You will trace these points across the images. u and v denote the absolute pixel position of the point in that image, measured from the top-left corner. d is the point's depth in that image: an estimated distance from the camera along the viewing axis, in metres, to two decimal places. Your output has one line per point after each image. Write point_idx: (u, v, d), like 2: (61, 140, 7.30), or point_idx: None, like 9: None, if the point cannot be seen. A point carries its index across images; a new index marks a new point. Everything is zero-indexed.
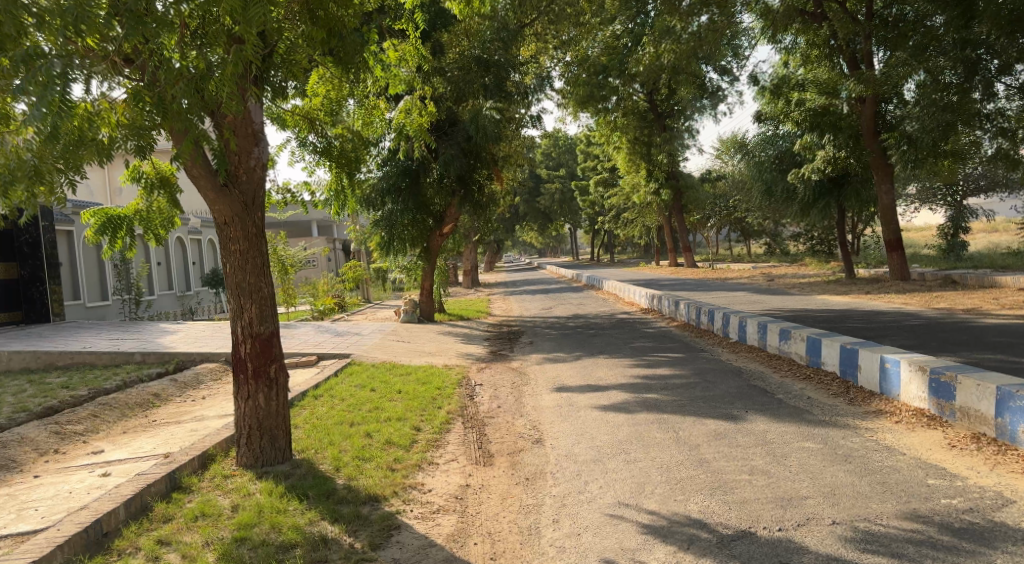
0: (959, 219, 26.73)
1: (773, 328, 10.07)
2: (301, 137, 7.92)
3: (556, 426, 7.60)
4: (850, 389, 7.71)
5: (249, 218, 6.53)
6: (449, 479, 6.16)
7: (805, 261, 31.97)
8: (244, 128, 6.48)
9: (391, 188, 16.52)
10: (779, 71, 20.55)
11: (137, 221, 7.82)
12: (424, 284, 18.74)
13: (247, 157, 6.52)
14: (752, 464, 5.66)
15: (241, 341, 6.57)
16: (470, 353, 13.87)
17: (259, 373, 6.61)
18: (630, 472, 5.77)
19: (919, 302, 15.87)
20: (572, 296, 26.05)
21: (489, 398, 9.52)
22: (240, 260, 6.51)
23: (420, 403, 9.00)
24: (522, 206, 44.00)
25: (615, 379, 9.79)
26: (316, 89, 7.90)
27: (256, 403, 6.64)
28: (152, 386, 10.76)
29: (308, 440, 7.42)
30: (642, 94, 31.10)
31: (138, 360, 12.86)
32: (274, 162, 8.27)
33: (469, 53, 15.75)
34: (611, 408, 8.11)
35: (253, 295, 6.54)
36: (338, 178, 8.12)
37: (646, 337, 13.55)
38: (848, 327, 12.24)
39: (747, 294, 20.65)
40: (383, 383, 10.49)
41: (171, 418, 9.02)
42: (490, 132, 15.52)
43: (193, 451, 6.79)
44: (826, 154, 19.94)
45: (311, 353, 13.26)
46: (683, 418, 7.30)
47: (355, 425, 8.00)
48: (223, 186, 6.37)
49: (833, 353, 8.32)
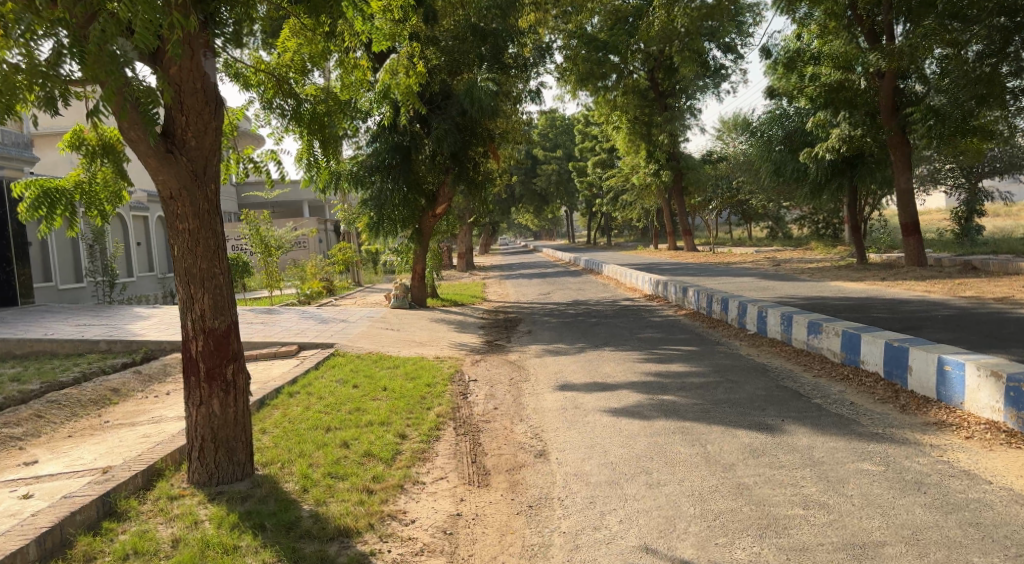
0: (973, 203, 25.71)
1: (801, 320, 9.07)
2: (267, 98, 6.87)
3: (561, 434, 6.59)
4: (899, 393, 6.71)
5: (200, 191, 5.47)
6: (436, 505, 5.15)
7: (811, 245, 30.89)
8: (192, 81, 5.37)
9: (380, 164, 15.40)
10: (791, 44, 19.55)
11: (77, 196, 6.63)
12: (414, 267, 17.54)
13: (197, 118, 5.42)
14: (804, 493, 4.68)
15: (191, 336, 5.53)
16: (463, 343, 12.86)
17: (213, 376, 5.60)
18: (657, 501, 4.78)
19: (942, 290, 14.90)
20: (569, 281, 25.00)
21: (485, 397, 8.52)
22: (188, 240, 5.46)
23: (406, 403, 8.00)
24: (518, 188, 41.76)
25: (624, 376, 8.79)
26: (288, 43, 6.97)
27: (210, 410, 5.63)
28: (113, 379, 9.70)
29: (276, 451, 6.38)
30: (643, 70, 29.88)
31: (103, 349, 11.82)
32: (234, 127, 7.07)
33: (465, 21, 14.76)
34: (623, 412, 7.10)
35: (206, 283, 5.52)
36: (311, 147, 6.99)
37: (654, 327, 12.55)
38: (874, 318, 11.26)
39: (755, 280, 19.62)
40: (367, 378, 9.46)
41: (125, 419, 7.95)
42: (486, 106, 14.31)
43: (136, 464, 5.77)
44: (841, 132, 18.70)
45: (291, 343, 12.20)
46: (710, 427, 6.29)
47: (331, 431, 6.97)
48: (167, 152, 5.31)
49: (876, 350, 7.33)
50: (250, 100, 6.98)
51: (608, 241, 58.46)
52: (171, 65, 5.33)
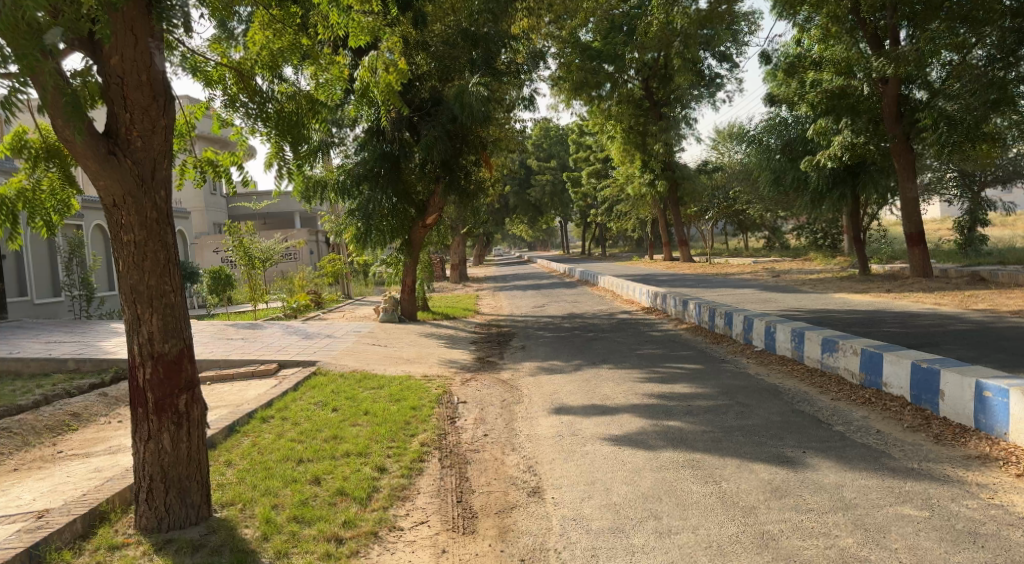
0: (977, 213, 25.14)
1: (814, 337, 8.44)
2: (232, 95, 6.16)
3: (557, 467, 5.94)
4: (931, 421, 6.10)
5: (148, 198, 4.81)
6: (413, 559, 4.56)
7: (810, 256, 30.27)
8: (136, 72, 4.71)
9: (367, 173, 14.66)
10: (792, 50, 19.23)
11: (18, 205, 5.82)
12: (404, 280, 16.90)
13: (143, 116, 4.76)
14: (840, 546, 4.13)
15: (137, 363, 4.88)
16: (454, 360, 12.21)
17: (162, 407, 4.94)
18: (669, 556, 4.21)
19: (953, 302, 14.32)
20: (564, 292, 24.32)
21: (476, 421, 7.87)
22: (134, 254, 4.80)
23: (388, 430, 7.32)
24: (512, 199, 41.10)
25: (625, 398, 8.14)
26: (255, 36, 6.38)
27: (160, 446, 4.97)
28: (75, 402, 8.99)
29: (239, 489, 5.70)
30: (637, 79, 29.36)
31: (71, 368, 11.09)
32: (191, 126, 6.31)
33: (456, 27, 14.19)
34: (625, 441, 6.45)
35: (154, 302, 4.86)
36: (279, 154, 6.30)
37: (654, 342, 11.92)
38: (887, 333, 10.63)
39: (755, 292, 19.02)
40: (348, 400, 8.78)
41: (80, 449, 7.24)
42: (478, 112, 13.70)
43: (76, 507, 5.10)
44: (844, 139, 17.97)
45: (270, 361, 11.51)
46: (723, 460, 5.65)
47: (303, 464, 6.30)
48: (109, 153, 4.66)
49: (901, 372, 6.73)
50: (211, 98, 6.24)
51: (602, 253, 57.77)
52: (113, 55, 4.68)
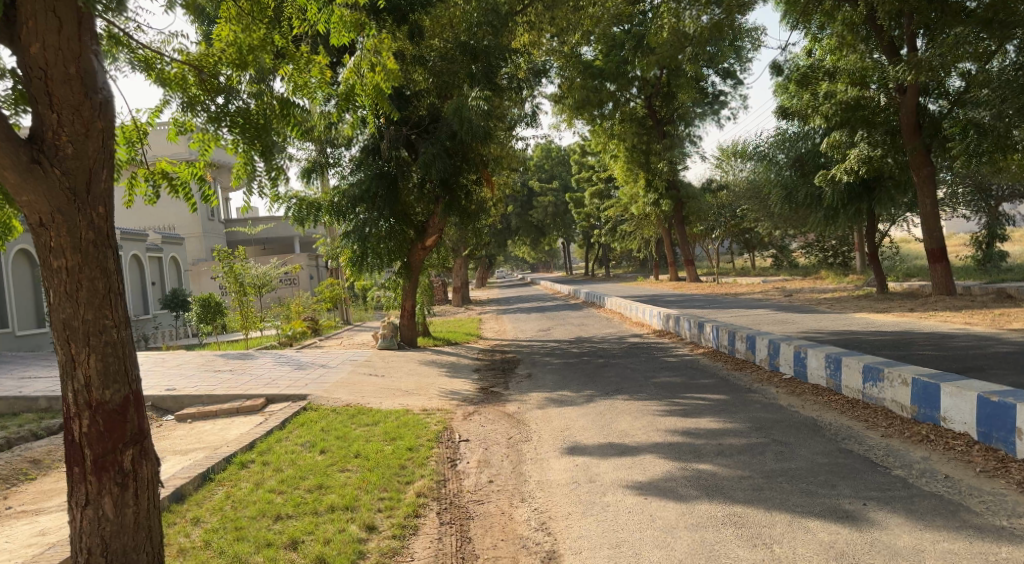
0: (995, 227, 24.27)
1: (854, 364, 7.59)
2: (192, 100, 5.46)
3: (575, 524, 5.11)
4: (1008, 465, 5.28)
5: (80, 216, 4.02)
6: None
7: (822, 274, 29.30)
8: (62, 65, 3.97)
9: (364, 194, 13.75)
10: (801, 62, 18.38)
11: None
12: (404, 305, 16.09)
13: (74, 116, 3.99)
14: None
15: (73, 414, 4.07)
16: (456, 391, 11.33)
17: (103, 465, 4.10)
18: None
19: (985, 321, 13.43)
20: (571, 315, 23.44)
21: (479, 464, 7.01)
22: (67, 282, 4.01)
23: (379, 476, 6.47)
24: (515, 219, 40.08)
25: (645, 435, 7.27)
26: (223, 33, 5.69)
27: (100, 512, 4.12)
28: (37, 447, 8.14)
29: (203, 556, 4.88)
30: (639, 97, 28.71)
31: (43, 408, 10.23)
32: (142, 134, 5.58)
33: (455, 41, 13.48)
34: (652, 489, 5.60)
35: (91, 340, 4.05)
36: (247, 169, 5.52)
37: (671, 369, 11.06)
38: (924, 357, 9.79)
39: (770, 313, 18.15)
40: (338, 440, 7.91)
41: (32, 504, 6.40)
42: (477, 127, 12.91)
43: None
44: (860, 152, 16.86)
45: (258, 395, 10.65)
46: (772, 515, 4.81)
47: (280, 522, 5.45)
48: (32, 163, 3.92)
49: (964, 406, 5.91)
50: (170, 101, 5.52)
51: (607, 274, 56.64)
52: (33, 42, 3.96)
